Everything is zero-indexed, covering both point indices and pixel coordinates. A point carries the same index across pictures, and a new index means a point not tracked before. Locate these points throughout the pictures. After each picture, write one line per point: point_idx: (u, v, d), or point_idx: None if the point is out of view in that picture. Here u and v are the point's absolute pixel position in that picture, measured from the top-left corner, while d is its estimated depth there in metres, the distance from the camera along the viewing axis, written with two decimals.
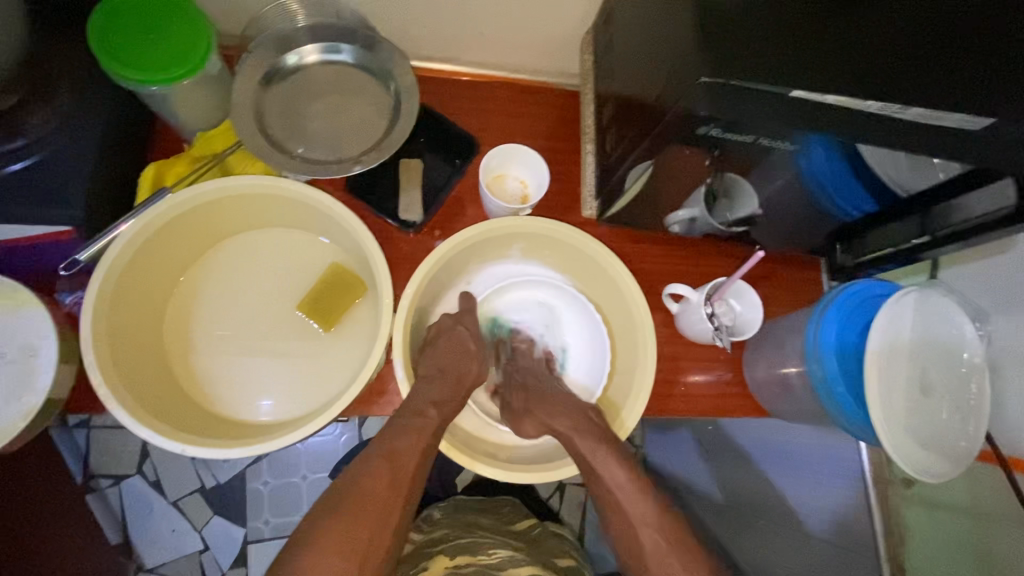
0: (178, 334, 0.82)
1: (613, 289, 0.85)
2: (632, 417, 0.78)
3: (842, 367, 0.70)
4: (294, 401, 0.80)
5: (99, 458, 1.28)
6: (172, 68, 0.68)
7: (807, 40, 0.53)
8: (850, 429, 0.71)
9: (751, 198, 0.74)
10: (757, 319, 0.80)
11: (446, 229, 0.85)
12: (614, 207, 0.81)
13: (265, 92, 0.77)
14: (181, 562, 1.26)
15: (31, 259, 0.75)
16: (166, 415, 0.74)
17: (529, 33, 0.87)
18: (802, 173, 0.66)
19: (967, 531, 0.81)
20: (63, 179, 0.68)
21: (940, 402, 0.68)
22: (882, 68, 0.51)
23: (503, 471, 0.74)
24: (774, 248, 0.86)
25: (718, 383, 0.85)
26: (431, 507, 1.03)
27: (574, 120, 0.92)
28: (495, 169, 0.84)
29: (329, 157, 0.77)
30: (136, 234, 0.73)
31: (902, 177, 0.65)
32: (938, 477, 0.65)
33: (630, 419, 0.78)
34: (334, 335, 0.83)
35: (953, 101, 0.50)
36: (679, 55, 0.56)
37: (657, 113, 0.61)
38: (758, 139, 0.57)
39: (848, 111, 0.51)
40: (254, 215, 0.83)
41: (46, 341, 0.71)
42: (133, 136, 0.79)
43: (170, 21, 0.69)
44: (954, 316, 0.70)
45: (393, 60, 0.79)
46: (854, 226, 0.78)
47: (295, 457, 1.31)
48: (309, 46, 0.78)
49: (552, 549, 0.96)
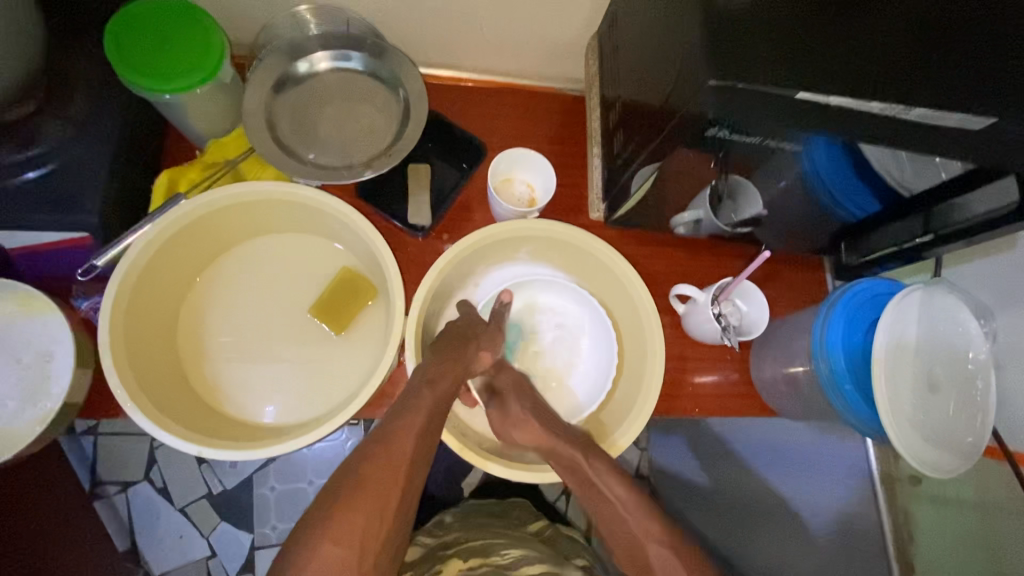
0: (191, 338, 0.83)
1: (622, 292, 0.86)
2: (638, 419, 0.79)
3: (849, 364, 0.71)
4: (307, 404, 0.81)
5: (107, 465, 1.28)
6: (187, 76, 0.70)
7: (813, 42, 0.54)
8: (857, 426, 0.71)
9: (755, 199, 0.75)
10: (764, 319, 0.80)
11: (455, 233, 0.86)
12: (620, 209, 0.82)
13: (276, 99, 0.78)
14: (188, 567, 1.27)
15: (44, 265, 0.76)
16: (182, 418, 0.75)
17: (534, 40, 0.89)
18: (807, 174, 0.67)
19: (976, 528, 0.82)
20: (79, 186, 0.70)
21: (945, 398, 0.68)
22: (887, 71, 0.52)
23: (513, 470, 0.75)
24: (779, 248, 0.87)
25: (725, 383, 0.86)
26: (443, 513, 1.04)
27: (579, 124, 0.93)
28: (502, 173, 0.85)
29: (340, 162, 0.78)
30: (152, 240, 0.74)
31: (904, 176, 0.66)
32: (945, 471, 0.65)
33: (624, 435, 0.79)
34: (346, 338, 0.84)
35: (955, 101, 0.51)
36: (685, 58, 0.57)
37: (664, 115, 0.62)
38: (764, 140, 0.58)
39: (851, 112, 0.52)
40: (268, 221, 0.85)
41: (61, 346, 0.72)
42: (146, 144, 0.80)
43: (185, 32, 0.71)
44: (959, 315, 0.70)
45: (402, 67, 0.80)
46: (857, 225, 0.79)
47: (302, 462, 1.32)
48: (320, 54, 0.79)
49: (567, 549, 0.98)
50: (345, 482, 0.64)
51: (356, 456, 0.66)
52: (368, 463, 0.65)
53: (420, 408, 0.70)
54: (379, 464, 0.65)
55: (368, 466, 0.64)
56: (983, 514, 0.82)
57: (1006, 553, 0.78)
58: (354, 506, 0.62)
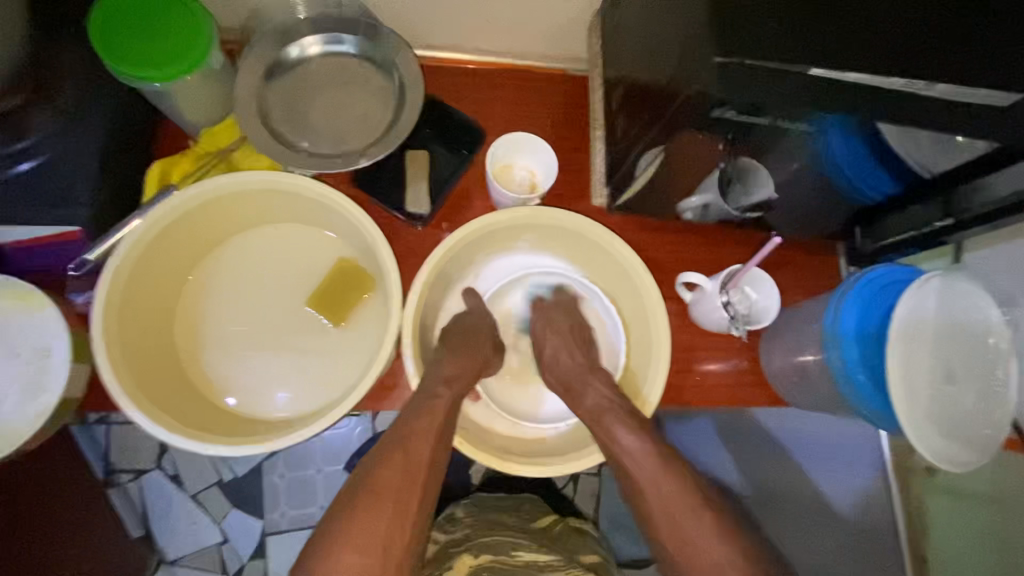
0: (190, 332, 0.82)
1: (625, 279, 0.83)
2: (655, 391, 0.77)
3: (863, 354, 0.68)
4: (307, 398, 0.80)
5: (118, 454, 1.29)
6: (174, 64, 0.67)
7: (825, 16, 0.50)
8: (870, 419, 0.69)
9: (765, 182, 0.72)
10: (775, 306, 0.77)
11: (455, 221, 0.84)
12: (624, 195, 0.79)
13: (268, 86, 0.76)
14: (202, 553, 1.28)
15: (41, 262, 0.75)
16: (179, 413, 0.74)
17: (536, 19, 0.85)
18: (820, 156, 0.64)
19: (996, 517, 0.81)
20: (72, 180, 0.69)
21: (963, 389, 0.65)
22: (906, 48, 0.48)
23: (527, 466, 0.73)
24: (790, 234, 0.84)
25: (733, 371, 0.83)
26: (453, 506, 1.02)
27: (583, 105, 0.90)
28: (501, 159, 0.83)
29: (334, 150, 0.76)
30: (144, 234, 0.73)
31: (926, 157, 0.61)
32: (962, 466, 0.62)
33: (652, 393, 0.78)
34: (344, 330, 0.83)
35: (983, 74, 0.47)
36: (692, 32, 0.54)
37: (670, 93, 0.58)
38: (774, 121, 0.55)
39: (871, 89, 0.49)
40: (261, 212, 0.83)
41: (58, 342, 0.71)
42: (137, 135, 0.78)
43: (171, 19, 0.69)
44: (979, 301, 0.67)
45: (397, 49, 0.77)
46: (872, 210, 0.76)
47: (311, 449, 1.32)
48: (310, 38, 0.76)
49: (576, 546, 0.96)
50: (364, 481, 0.64)
51: (370, 458, 0.67)
52: (384, 465, 0.65)
53: (439, 409, 0.69)
54: (393, 465, 0.65)
55: (385, 470, 0.65)
56: (1000, 506, 0.81)
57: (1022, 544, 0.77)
58: (372, 510, 0.62)
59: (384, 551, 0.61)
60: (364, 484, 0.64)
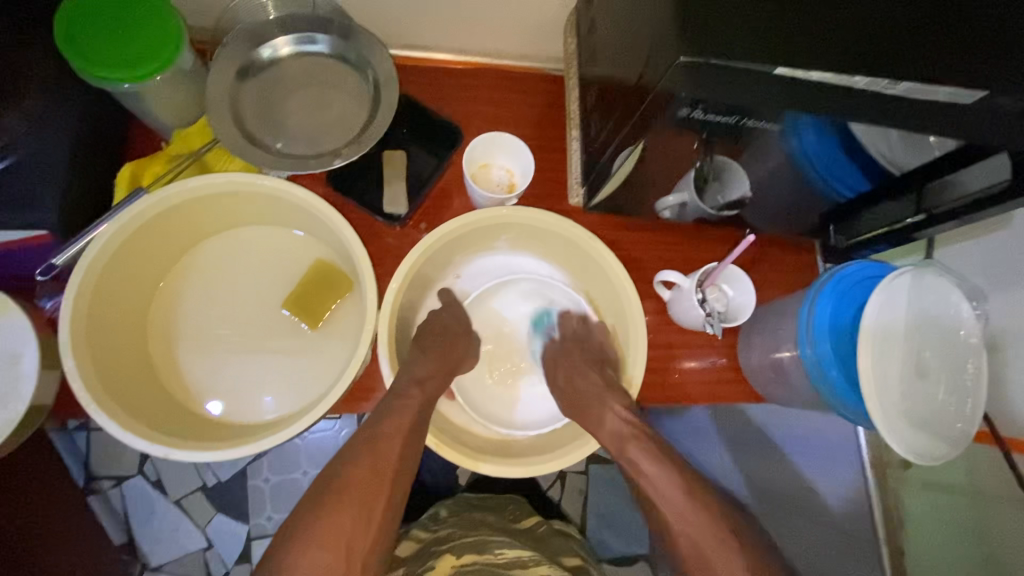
0: (164, 336, 0.81)
1: (602, 276, 0.83)
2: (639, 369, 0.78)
3: (835, 349, 0.69)
4: (283, 401, 0.80)
5: (99, 460, 1.27)
6: (144, 63, 0.67)
7: (790, 15, 0.51)
8: (846, 415, 0.69)
9: (741, 181, 0.72)
10: (750, 304, 0.78)
11: (432, 221, 0.83)
12: (598, 194, 0.79)
13: (241, 87, 0.75)
14: (185, 559, 1.26)
15: (9, 268, 0.74)
16: (151, 419, 0.73)
17: (512, 19, 0.85)
18: (794, 155, 0.64)
19: (970, 510, 0.82)
20: (38, 183, 0.67)
21: (937, 383, 0.66)
22: (868, 47, 0.49)
23: (502, 467, 0.73)
24: (766, 231, 0.85)
25: (712, 369, 0.84)
26: (437, 504, 1.03)
27: (561, 104, 0.90)
28: (479, 159, 0.83)
29: (309, 151, 0.75)
30: (112, 238, 0.72)
31: (896, 154, 0.61)
32: (935, 460, 0.63)
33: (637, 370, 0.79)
34: (321, 332, 0.82)
35: (944, 74, 0.48)
36: (661, 31, 0.54)
37: (641, 92, 0.58)
38: (742, 120, 0.55)
39: (836, 88, 0.49)
40: (235, 214, 0.82)
41: (27, 347, 0.70)
42: (107, 137, 0.77)
43: (139, 17, 0.67)
44: (951, 297, 0.68)
45: (371, 48, 0.77)
46: (845, 208, 0.77)
47: (295, 453, 1.31)
48: (282, 38, 0.76)
49: (558, 547, 0.96)
50: (335, 483, 0.64)
51: (340, 458, 0.67)
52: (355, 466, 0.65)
53: (415, 410, 0.69)
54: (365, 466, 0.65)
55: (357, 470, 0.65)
56: (976, 500, 0.81)
57: (997, 536, 0.78)
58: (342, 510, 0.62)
59: (350, 550, 0.61)
60: (335, 486, 0.64)
